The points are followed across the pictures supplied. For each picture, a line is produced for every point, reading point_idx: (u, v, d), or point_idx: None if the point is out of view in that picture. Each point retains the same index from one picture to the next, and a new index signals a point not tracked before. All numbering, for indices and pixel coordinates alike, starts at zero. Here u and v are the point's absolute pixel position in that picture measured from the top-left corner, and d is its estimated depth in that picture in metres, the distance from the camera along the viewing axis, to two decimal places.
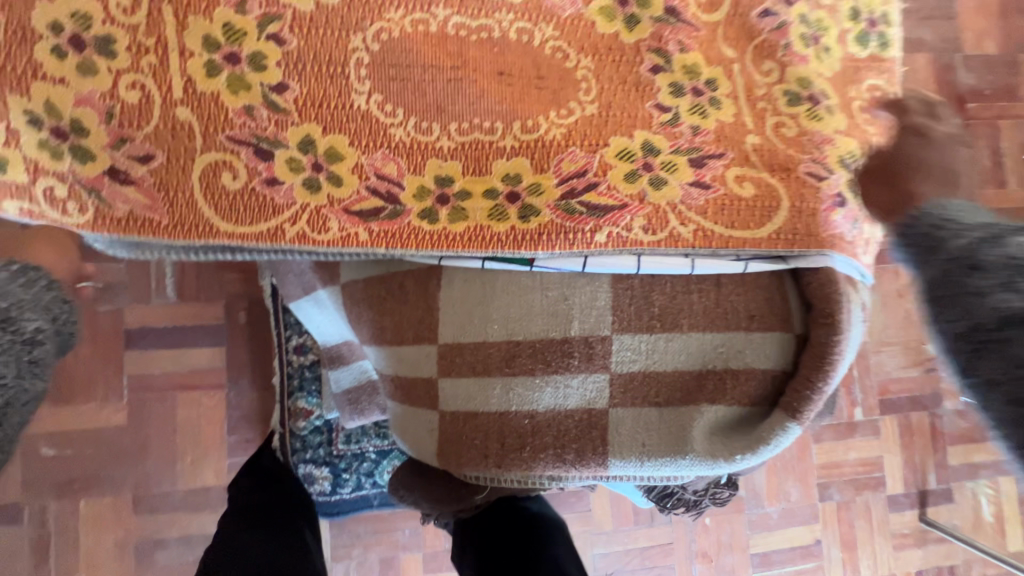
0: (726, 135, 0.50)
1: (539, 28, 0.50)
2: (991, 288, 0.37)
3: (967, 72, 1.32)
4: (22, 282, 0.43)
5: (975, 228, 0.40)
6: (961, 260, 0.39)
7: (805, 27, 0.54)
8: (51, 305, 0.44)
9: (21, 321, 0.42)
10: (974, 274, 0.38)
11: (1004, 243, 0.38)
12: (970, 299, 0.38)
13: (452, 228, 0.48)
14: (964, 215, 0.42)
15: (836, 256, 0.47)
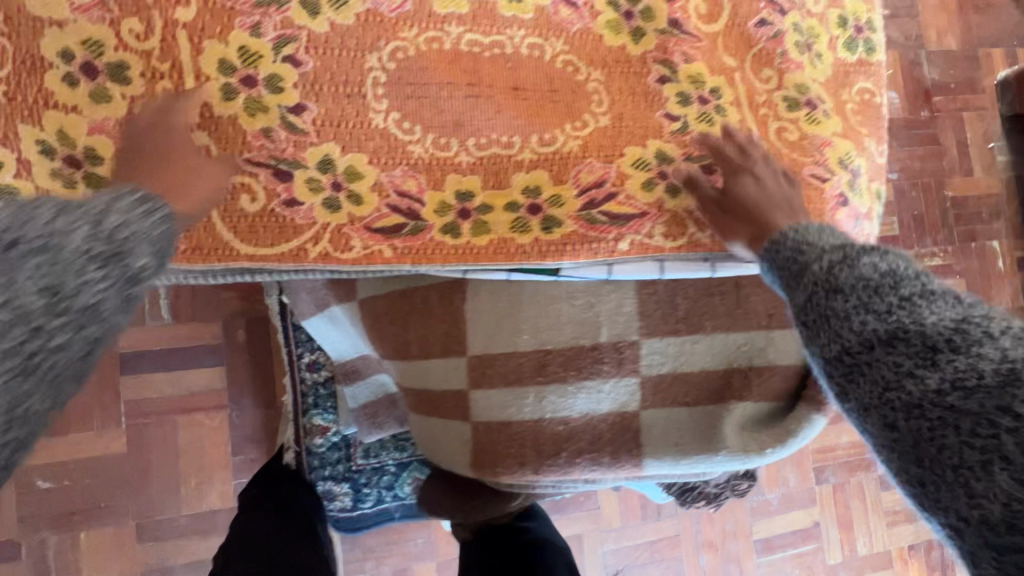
0: (732, 142, 0.52)
1: (549, 43, 0.51)
2: (848, 311, 0.34)
3: (932, 68, 1.39)
4: (136, 209, 0.34)
5: (829, 249, 0.37)
6: (820, 283, 0.36)
7: (798, 35, 0.57)
8: (164, 242, 0.35)
9: (131, 257, 0.33)
10: (835, 298, 0.35)
11: (856, 262, 0.35)
12: (834, 322, 0.34)
13: (476, 241, 0.49)
14: (823, 236, 0.39)
15: None
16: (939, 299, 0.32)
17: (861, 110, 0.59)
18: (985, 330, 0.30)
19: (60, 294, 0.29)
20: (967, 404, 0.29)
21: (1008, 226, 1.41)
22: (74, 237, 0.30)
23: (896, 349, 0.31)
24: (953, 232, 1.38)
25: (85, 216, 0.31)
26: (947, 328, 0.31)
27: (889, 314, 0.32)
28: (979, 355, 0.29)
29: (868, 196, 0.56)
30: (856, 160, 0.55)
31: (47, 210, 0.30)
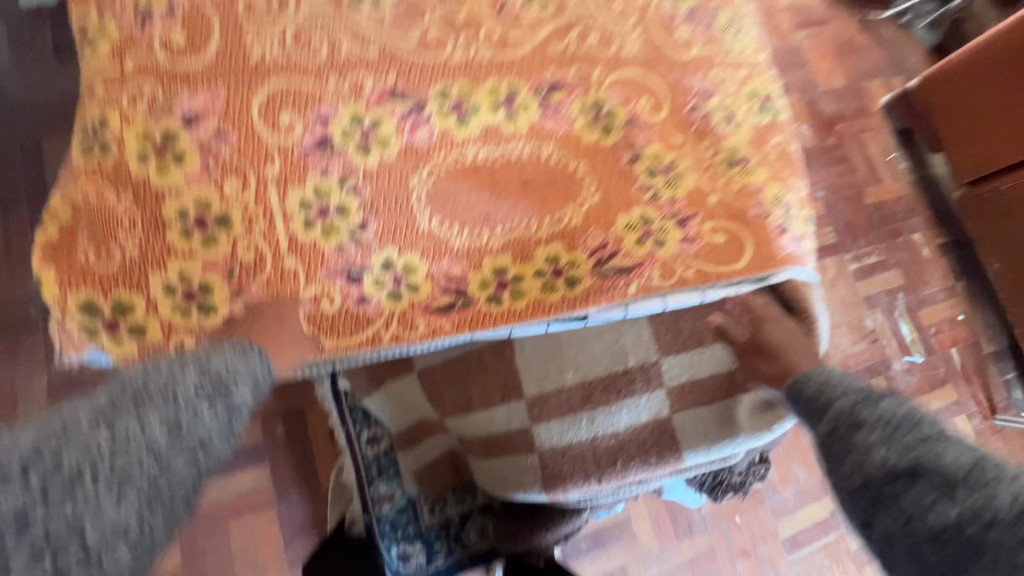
0: (694, 199, 0.68)
1: (543, 147, 0.67)
2: (874, 445, 0.49)
3: (827, 102, 1.69)
4: (239, 353, 0.53)
5: (853, 392, 0.54)
6: (849, 420, 0.52)
7: (721, 112, 0.76)
8: (256, 375, 0.54)
9: (228, 393, 0.51)
10: (863, 438, 0.50)
11: (878, 407, 0.51)
12: (860, 458, 0.49)
13: (517, 304, 0.62)
14: (841, 377, 0.56)
15: (793, 268, 0.65)
16: (946, 443, 0.48)
17: (781, 157, 0.77)
18: (987, 471, 0.45)
19: (176, 428, 0.47)
20: (986, 537, 0.42)
21: (925, 218, 1.65)
22: (190, 385, 0.49)
23: (920, 482, 0.46)
24: (881, 232, 1.61)
25: (197, 368, 0.50)
26: (958, 467, 0.45)
27: (911, 452, 0.47)
28: (988, 490, 0.44)
29: (802, 221, 0.72)
30: (785, 197, 0.72)
31: (176, 369, 0.50)
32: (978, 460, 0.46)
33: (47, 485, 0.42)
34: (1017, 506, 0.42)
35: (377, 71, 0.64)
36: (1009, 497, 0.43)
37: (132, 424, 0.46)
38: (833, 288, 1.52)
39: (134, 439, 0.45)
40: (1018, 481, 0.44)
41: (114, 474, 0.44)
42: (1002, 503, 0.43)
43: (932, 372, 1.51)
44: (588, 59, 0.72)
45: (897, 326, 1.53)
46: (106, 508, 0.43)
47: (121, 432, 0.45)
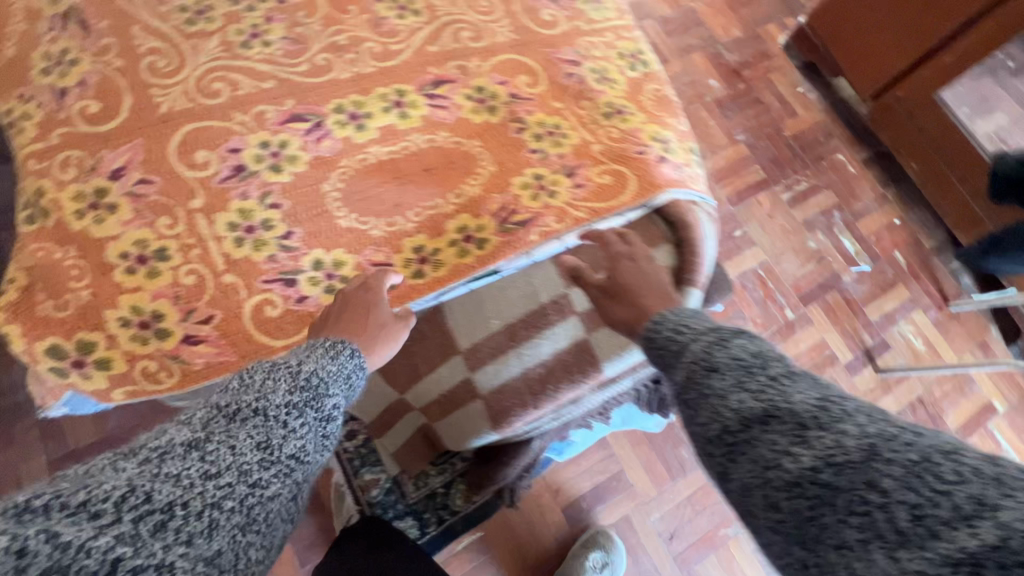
0: (579, 151, 0.76)
1: (438, 135, 0.76)
2: (729, 390, 0.48)
3: (730, 53, 1.80)
4: (334, 349, 0.58)
5: (707, 335, 0.53)
6: (704, 365, 0.50)
7: (594, 74, 0.85)
8: (347, 376, 0.58)
9: (322, 400, 0.55)
10: (721, 382, 0.49)
11: (730, 348, 0.50)
12: (720, 404, 0.48)
13: (438, 273, 0.69)
14: (693, 322, 0.56)
15: (674, 191, 0.73)
16: (795, 380, 0.47)
17: (657, 102, 0.86)
18: (835, 408, 0.44)
19: (272, 444, 0.49)
20: (839, 481, 0.41)
21: (844, 138, 1.75)
22: (282, 397, 0.52)
23: (773, 427, 0.44)
24: (805, 159, 1.71)
25: (291, 377, 0.54)
26: (806, 406, 0.44)
27: (763, 395, 0.46)
28: (834, 428, 0.43)
29: (683, 153, 0.81)
30: (663, 134, 0.81)
31: (269, 381, 0.53)
32: (826, 396, 0.45)
33: (146, 518, 0.40)
34: (863, 444, 0.41)
35: (277, 100, 0.72)
36: (856, 434, 0.41)
37: (225, 445, 0.47)
38: (773, 219, 1.60)
39: (232, 459, 0.46)
40: (862, 417, 0.43)
41: (209, 503, 0.43)
42: (850, 441, 0.41)
43: (882, 276, 1.60)
44: (466, 53, 0.81)
45: (841, 241, 1.61)
46: (199, 539, 0.42)
47: (217, 454, 0.46)
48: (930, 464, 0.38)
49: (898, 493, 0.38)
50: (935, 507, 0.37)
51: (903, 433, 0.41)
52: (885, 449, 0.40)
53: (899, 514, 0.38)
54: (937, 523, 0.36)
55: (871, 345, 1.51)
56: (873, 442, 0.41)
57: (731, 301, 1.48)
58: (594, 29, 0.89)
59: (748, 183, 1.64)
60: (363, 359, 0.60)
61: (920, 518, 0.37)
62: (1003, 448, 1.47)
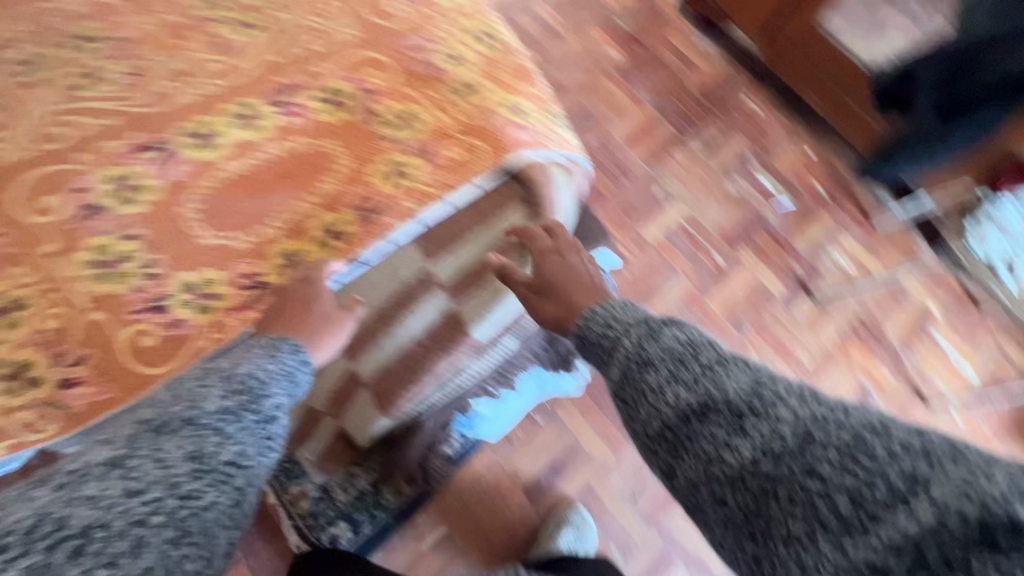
0: (433, 130, 0.78)
1: (292, 138, 0.76)
2: (665, 385, 0.49)
3: (625, 20, 1.84)
4: (274, 349, 0.62)
5: (637, 329, 0.54)
6: (638, 361, 0.51)
7: (446, 53, 0.87)
8: (289, 371, 0.62)
9: (261, 402, 0.58)
10: (652, 375, 0.50)
11: (660, 341, 0.52)
12: (655, 399, 0.49)
13: (307, 273, 0.70)
14: (623, 316, 0.57)
15: (521, 151, 0.78)
16: (728, 367, 0.49)
17: (513, 71, 0.88)
18: (767, 394, 0.47)
19: (206, 453, 0.51)
20: (779, 471, 0.43)
21: (749, 81, 1.78)
22: (215, 405, 0.55)
23: (711, 419, 0.46)
24: (713, 109, 1.74)
25: (226, 383, 0.58)
26: (741, 394, 0.47)
27: (699, 386, 0.48)
28: (771, 414, 0.45)
29: (542, 116, 0.83)
30: (515, 102, 0.83)
31: (202, 392, 0.57)
32: (757, 382, 0.48)
33: (63, 542, 0.43)
34: (800, 430, 0.44)
35: (120, 134, 0.73)
36: (791, 420, 0.44)
37: (152, 460, 0.49)
38: (691, 171, 1.63)
39: (158, 473, 0.49)
40: (795, 401, 0.46)
41: (132, 520, 0.45)
42: (786, 427, 0.44)
43: (804, 207, 1.63)
44: (312, 57, 0.82)
45: (759, 182, 1.65)
46: (128, 556, 0.44)
47: (141, 470, 0.48)
48: (862, 444, 0.42)
49: (837, 480, 0.41)
50: (866, 487, 0.40)
51: (835, 415, 0.44)
52: (820, 432, 0.43)
53: (840, 501, 0.41)
54: (876, 506, 0.40)
55: (803, 275, 1.54)
56: (807, 425, 0.44)
57: (660, 258, 1.50)
58: (442, 13, 0.90)
59: (661, 141, 1.66)
60: (306, 350, 0.65)
61: (859, 502, 0.40)
62: (945, 350, 1.51)
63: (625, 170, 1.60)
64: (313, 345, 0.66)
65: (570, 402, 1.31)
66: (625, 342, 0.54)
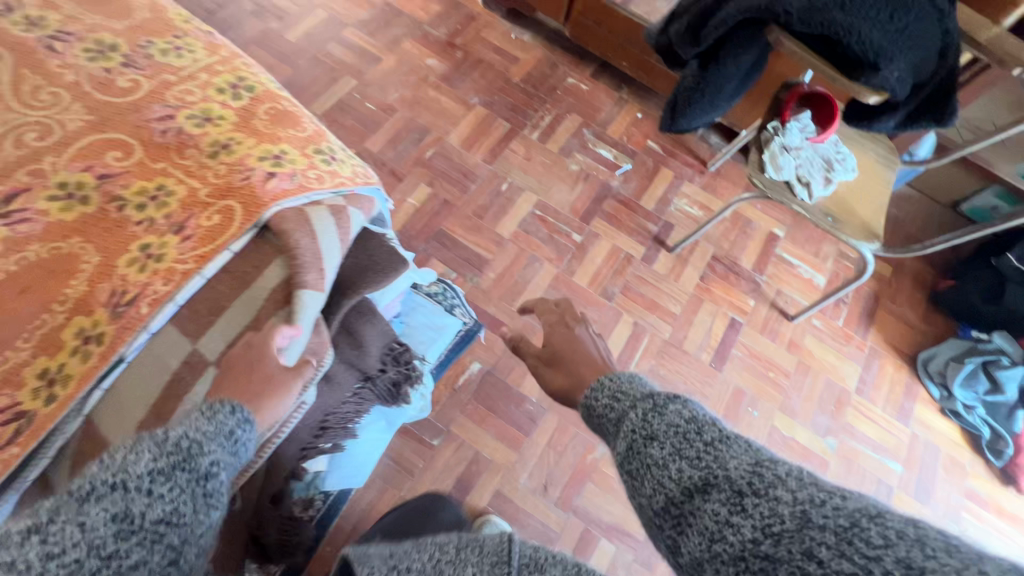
0: (186, 202, 0.74)
1: (25, 249, 0.69)
2: (667, 460, 0.52)
3: (437, 28, 1.84)
4: (209, 412, 0.59)
5: (643, 404, 0.59)
6: (643, 435, 0.55)
7: (192, 119, 0.83)
8: (227, 430, 0.59)
9: (197, 459, 0.55)
10: (657, 449, 0.54)
11: (665, 416, 0.56)
12: (660, 469, 0.52)
13: (68, 389, 0.64)
14: (632, 392, 0.63)
15: (282, 203, 0.74)
16: (730, 446, 0.51)
17: (272, 120, 0.86)
18: (767, 474, 0.47)
19: (131, 516, 0.49)
20: (778, 552, 0.42)
21: (568, 62, 1.85)
22: (146, 464, 0.52)
23: (712, 496, 0.48)
24: (542, 95, 1.78)
25: (156, 445, 0.54)
26: (740, 471, 0.48)
27: (700, 463, 0.50)
28: (770, 493, 0.45)
29: (305, 158, 0.81)
30: (275, 150, 0.81)
31: (131, 453, 0.52)
32: (759, 460, 0.49)
33: None
34: (797, 511, 0.43)
35: None
36: (789, 500, 0.44)
37: (76, 523, 0.47)
38: (532, 161, 1.67)
39: (80, 537, 0.46)
40: (794, 482, 0.45)
41: None
42: (784, 507, 0.44)
43: (645, 167, 1.71)
44: (35, 154, 0.76)
45: (599, 155, 1.71)
46: None
47: (61, 533, 0.46)
48: (859, 529, 0.40)
49: (835, 565, 0.39)
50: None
51: (834, 500, 0.43)
52: (817, 514, 0.42)
53: None
54: None
55: (657, 231, 1.62)
56: (805, 508, 0.43)
57: (521, 251, 1.52)
58: (183, 75, 0.87)
59: (499, 137, 1.69)
60: (246, 410, 0.62)
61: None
62: (795, 265, 1.64)
63: (469, 174, 1.61)
64: (257, 411, 0.64)
65: (463, 416, 1.31)
66: (634, 418, 0.58)
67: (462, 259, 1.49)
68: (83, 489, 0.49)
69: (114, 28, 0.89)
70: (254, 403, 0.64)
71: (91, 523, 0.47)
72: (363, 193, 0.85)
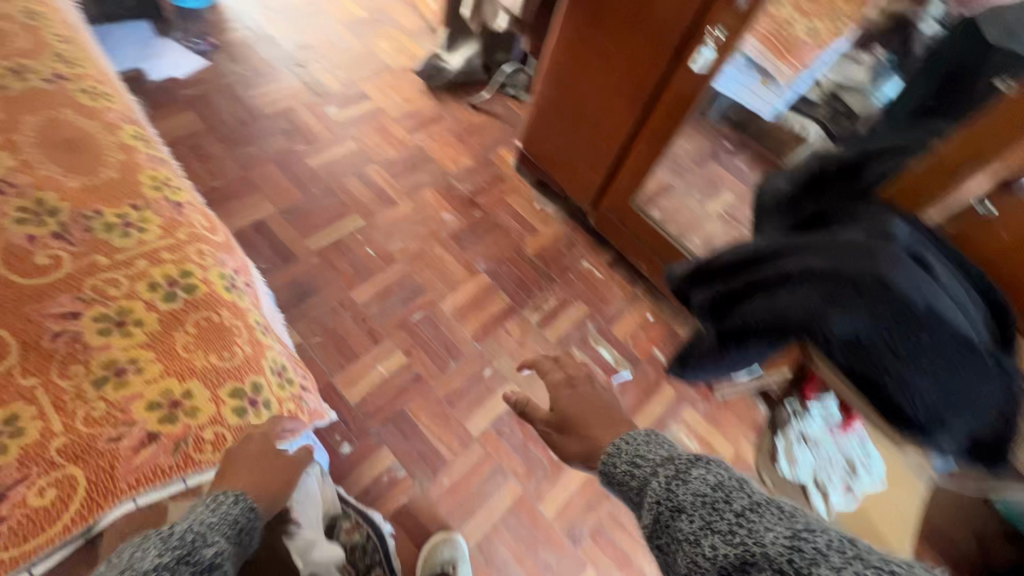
0: (28, 455, 0.57)
1: None
2: (698, 534, 0.46)
3: (463, 184, 1.79)
4: (211, 504, 0.58)
5: (665, 470, 0.53)
6: (669, 507, 0.49)
7: (102, 320, 0.68)
8: (232, 517, 0.57)
9: (200, 551, 0.53)
10: (682, 520, 0.48)
11: (688, 483, 0.50)
12: (688, 547, 0.46)
13: None
14: (648, 454, 0.57)
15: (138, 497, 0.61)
16: (762, 515, 0.45)
17: (199, 337, 0.71)
18: (808, 547, 0.41)
19: None
20: None
21: (587, 245, 1.76)
22: (152, 560, 0.51)
23: (748, 575, 0.41)
24: (551, 274, 1.68)
25: (160, 541, 0.53)
26: (777, 547, 0.41)
27: (734, 538, 0.44)
28: (814, 572, 0.39)
29: (212, 405, 0.67)
30: (177, 391, 0.66)
31: (137, 552, 0.52)
32: (797, 531, 0.43)
33: None
34: None
35: None
36: None
37: None
38: (526, 346, 1.52)
39: None
40: (839, 555, 0.39)
41: None
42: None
43: (646, 379, 1.55)
44: None
45: (599, 354, 1.56)
46: None
47: None
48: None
49: None
50: None
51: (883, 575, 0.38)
52: None
53: None
54: None
55: None
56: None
57: (486, 458, 1.32)
58: (116, 260, 0.74)
59: (496, 312, 1.55)
60: (250, 497, 0.60)
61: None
62: None
63: (453, 349, 1.46)
64: (257, 492, 0.61)
65: None
66: (654, 487, 0.52)
67: (416, 454, 1.28)
68: None
69: (65, 188, 0.78)
70: (256, 491, 0.61)
71: None
72: (290, 426, 0.72)
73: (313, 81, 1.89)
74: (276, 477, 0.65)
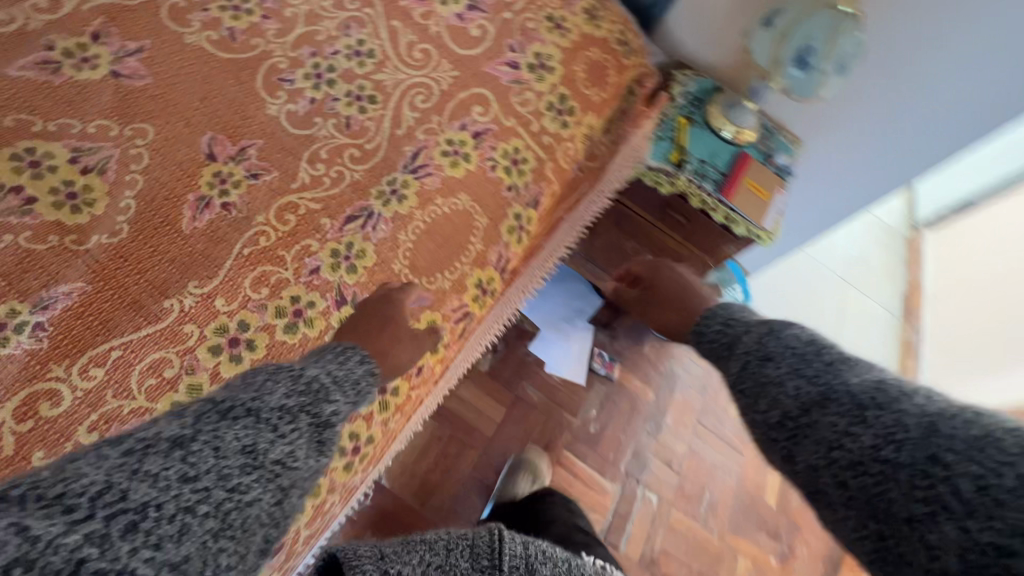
0: None
1: None
2: (784, 377, 0.52)
3: None
4: (341, 357, 0.59)
5: (757, 329, 0.59)
6: (756, 355, 0.56)
7: None
8: (354, 377, 0.58)
9: (321, 406, 0.52)
10: (769, 366, 0.54)
11: (779, 338, 0.56)
12: (773, 388, 0.52)
13: None
14: (738, 317, 0.65)
15: None
16: (851, 366, 0.51)
17: None
18: (892, 390, 0.46)
19: (257, 452, 0.45)
20: (899, 456, 0.42)
21: None
22: (279, 400, 0.50)
23: (831, 406, 0.48)
24: None
25: (291, 380, 0.53)
26: (863, 387, 0.47)
27: (819, 379, 0.50)
28: (892, 406, 0.45)
29: None
30: None
31: (268, 382, 0.52)
32: (883, 377, 0.48)
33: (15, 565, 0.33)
34: (924, 421, 0.42)
35: None
36: (915, 412, 0.43)
37: (209, 448, 0.44)
38: None
39: (212, 462, 0.43)
40: (921, 398, 0.44)
41: (181, 508, 0.40)
42: (909, 417, 0.43)
43: None
44: None
45: None
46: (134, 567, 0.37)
47: (198, 456, 0.43)
48: (993, 438, 0.39)
49: (960, 466, 0.39)
50: (990, 475, 0.38)
51: (967, 412, 0.42)
52: (946, 425, 0.41)
53: (964, 486, 0.38)
54: (1003, 492, 0.37)
55: None
56: (933, 419, 0.42)
57: None
58: None
59: None
60: (372, 361, 0.62)
61: (985, 489, 0.38)
62: None
63: None
64: None
65: None
66: (745, 339, 0.59)
67: None
68: (219, 411, 0.47)
69: None
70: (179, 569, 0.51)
71: (211, 462, 0.43)
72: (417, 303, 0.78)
73: (624, 516, 1.35)
74: (392, 359, 0.68)
